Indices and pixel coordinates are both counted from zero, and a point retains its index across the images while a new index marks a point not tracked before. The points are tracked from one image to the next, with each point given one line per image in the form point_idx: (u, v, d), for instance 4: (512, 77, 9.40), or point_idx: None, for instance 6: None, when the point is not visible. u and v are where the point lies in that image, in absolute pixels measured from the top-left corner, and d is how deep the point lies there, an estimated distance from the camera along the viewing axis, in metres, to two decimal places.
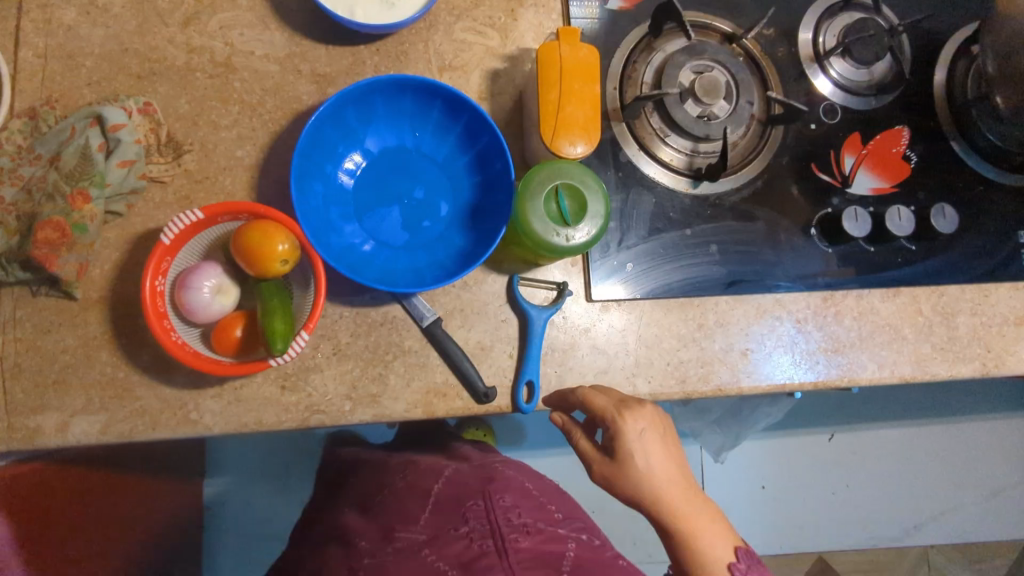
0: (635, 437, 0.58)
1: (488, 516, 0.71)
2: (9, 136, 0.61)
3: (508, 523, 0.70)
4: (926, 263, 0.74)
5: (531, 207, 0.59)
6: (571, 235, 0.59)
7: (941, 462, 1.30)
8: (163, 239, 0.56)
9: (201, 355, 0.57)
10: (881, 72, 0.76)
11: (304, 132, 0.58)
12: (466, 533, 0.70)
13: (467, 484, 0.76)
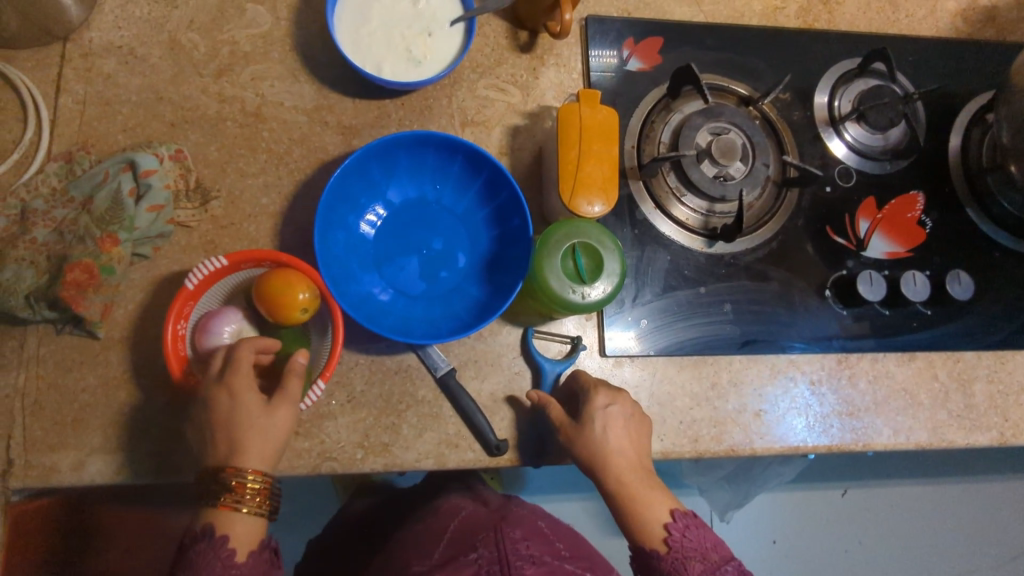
0: (599, 409, 0.61)
1: (499, 543, 0.69)
2: (45, 179, 0.62)
3: (517, 551, 0.68)
4: (942, 328, 0.74)
5: (548, 265, 0.60)
6: (587, 293, 0.60)
7: (954, 524, 1.27)
8: (187, 285, 0.57)
9: None
10: (897, 137, 0.76)
11: (329, 184, 0.60)
12: (477, 555, 0.68)
13: (477, 524, 0.74)
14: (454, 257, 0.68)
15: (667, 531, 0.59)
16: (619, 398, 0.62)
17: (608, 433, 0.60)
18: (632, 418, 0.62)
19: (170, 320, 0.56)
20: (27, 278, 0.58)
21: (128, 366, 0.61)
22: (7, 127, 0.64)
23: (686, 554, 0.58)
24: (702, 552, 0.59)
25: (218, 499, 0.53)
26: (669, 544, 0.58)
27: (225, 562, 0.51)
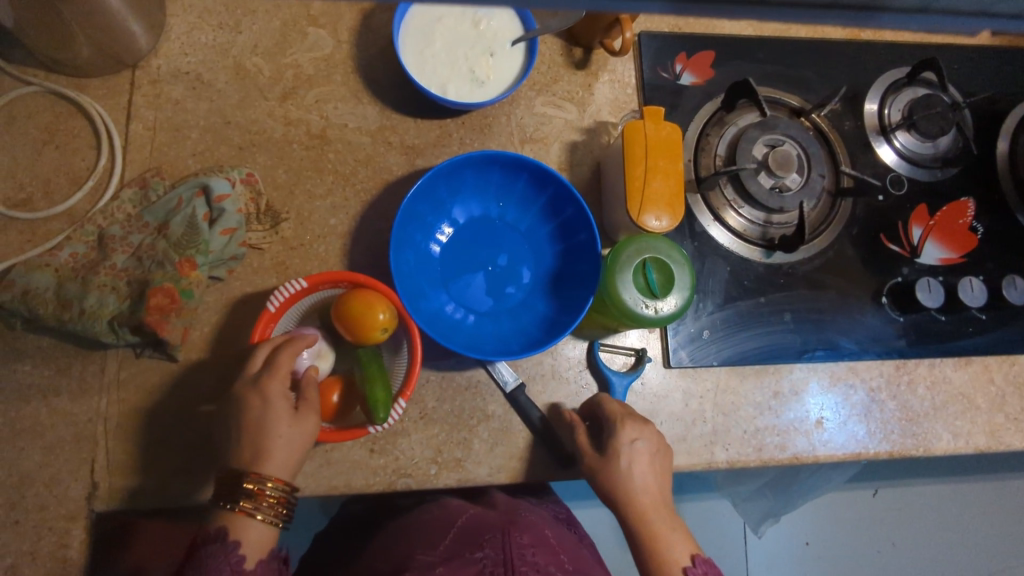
0: (626, 444, 0.60)
1: (505, 545, 0.63)
2: (120, 205, 0.63)
3: (523, 556, 0.61)
4: (997, 333, 0.75)
5: (620, 280, 0.61)
6: (659, 307, 0.61)
7: (987, 524, 1.27)
8: (268, 307, 0.59)
9: None
10: (946, 144, 0.78)
11: (405, 205, 0.61)
12: (482, 556, 0.61)
13: (487, 523, 0.67)
14: (519, 272, 0.70)
15: (685, 574, 0.57)
16: (646, 433, 0.61)
17: (633, 469, 0.60)
18: (655, 456, 0.61)
19: (255, 343, 0.58)
20: (111, 304, 0.59)
21: (206, 387, 0.62)
22: (81, 154, 0.65)
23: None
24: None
25: (234, 503, 0.51)
26: None
27: (234, 567, 0.49)
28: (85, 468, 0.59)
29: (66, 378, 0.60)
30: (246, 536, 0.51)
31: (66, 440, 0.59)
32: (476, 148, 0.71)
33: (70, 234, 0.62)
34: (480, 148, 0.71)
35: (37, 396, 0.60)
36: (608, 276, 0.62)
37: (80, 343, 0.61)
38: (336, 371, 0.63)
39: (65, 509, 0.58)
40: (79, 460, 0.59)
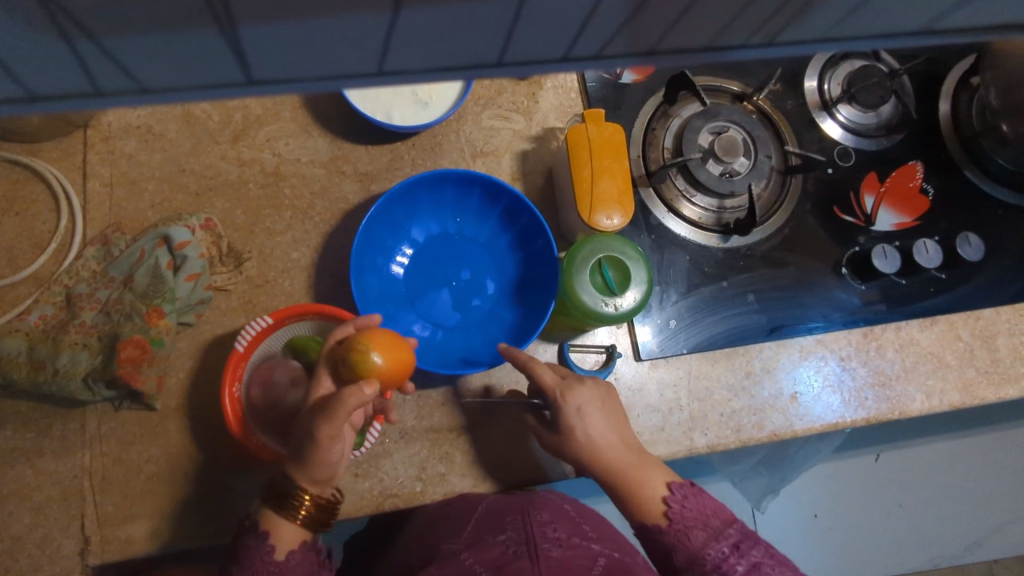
0: (575, 413, 0.61)
1: (525, 525, 0.63)
2: (85, 263, 0.65)
3: (545, 533, 0.62)
4: (958, 290, 0.76)
5: (578, 282, 0.63)
6: (619, 303, 0.63)
7: (997, 476, 1.24)
8: (237, 348, 0.60)
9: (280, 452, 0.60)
10: (888, 113, 0.80)
11: (361, 231, 0.63)
12: (504, 539, 0.61)
13: (509, 504, 0.66)
14: (484, 284, 0.71)
15: (666, 504, 0.61)
16: (584, 392, 0.61)
17: (590, 431, 0.61)
18: (604, 412, 0.62)
19: (225, 384, 0.59)
20: (84, 361, 0.60)
21: (188, 432, 0.63)
22: (42, 218, 0.66)
23: (689, 523, 0.60)
24: (702, 518, 0.60)
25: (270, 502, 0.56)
26: (670, 516, 0.60)
27: (267, 559, 0.54)
28: (76, 524, 0.60)
29: (48, 439, 0.61)
30: (281, 537, 0.55)
31: (54, 499, 0.60)
32: (428, 168, 0.72)
33: (38, 296, 0.63)
34: (432, 167, 0.72)
35: (22, 459, 0.61)
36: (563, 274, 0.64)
37: (59, 403, 0.62)
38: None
39: (60, 567, 0.59)
40: (69, 518, 0.60)
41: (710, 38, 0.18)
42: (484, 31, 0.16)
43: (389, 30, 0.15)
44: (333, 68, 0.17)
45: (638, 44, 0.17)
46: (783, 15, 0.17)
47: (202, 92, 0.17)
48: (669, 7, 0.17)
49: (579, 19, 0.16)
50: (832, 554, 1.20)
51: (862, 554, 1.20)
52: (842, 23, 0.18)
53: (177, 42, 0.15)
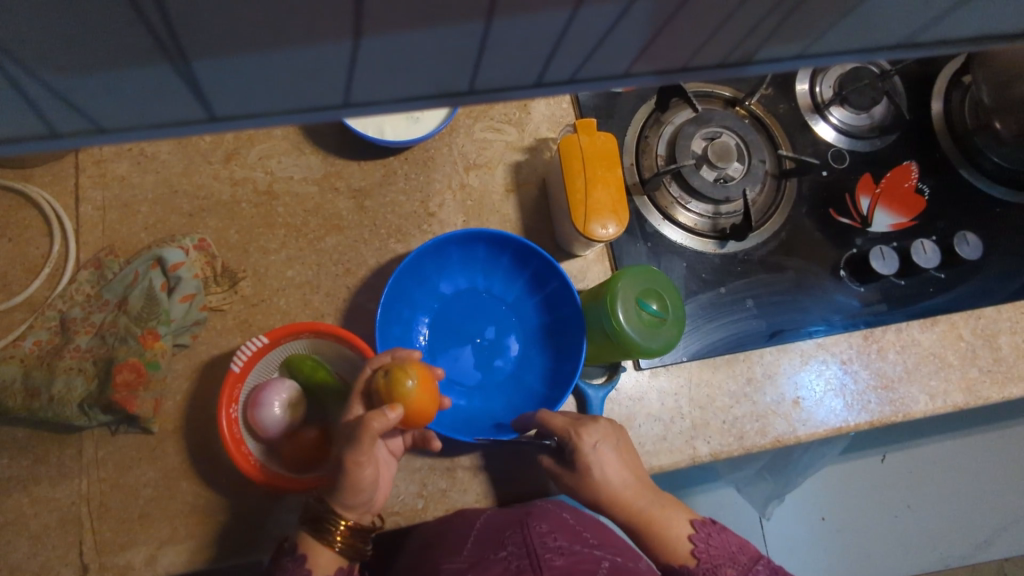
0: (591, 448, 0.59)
1: (525, 536, 0.60)
2: (79, 287, 0.64)
3: (545, 543, 0.59)
4: (958, 289, 0.76)
5: (625, 319, 0.61)
6: (667, 332, 0.62)
7: (1005, 474, 1.22)
8: (232, 368, 0.59)
9: (280, 474, 0.59)
10: (880, 114, 0.80)
11: (390, 286, 0.64)
12: (506, 554, 0.58)
13: (507, 514, 0.64)
14: (509, 344, 0.71)
15: (692, 542, 0.60)
16: (597, 428, 0.60)
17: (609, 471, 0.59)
18: (621, 451, 0.60)
19: (222, 405, 0.58)
20: (79, 386, 0.60)
21: (186, 454, 0.62)
22: (35, 243, 0.66)
23: (717, 562, 0.59)
24: (728, 555, 0.59)
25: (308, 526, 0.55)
26: (697, 556, 0.59)
27: None
28: (74, 552, 0.59)
29: (45, 465, 0.60)
30: (316, 560, 0.55)
31: (51, 526, 0.59)
32: (422, 182, 0.72)
33: (32, 322, 0.63)
34: (425, 181, 0.72)
35: (18, 487, 0.59)
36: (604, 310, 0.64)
37: (55, 429, 0.61)
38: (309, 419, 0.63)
39: None
40: (67, 545, 0.59)
41: (625, 69, 0.20)
42: (422, 70, 0.19)
43: (345, 62, 0.18)
44: (291, 105, 0.19)
45: (563, 74, 0.20)
46: (684, 50, 0.20)
47: (168, 128, 0.19)
48: (593, 34, 0.19)
49: (504, 57, 0.19)
50: (840, 557, 1.18)
51: (871, 558, 1.18)
52: (742, 53, 0.21)
53: (149, 87, 0.18)
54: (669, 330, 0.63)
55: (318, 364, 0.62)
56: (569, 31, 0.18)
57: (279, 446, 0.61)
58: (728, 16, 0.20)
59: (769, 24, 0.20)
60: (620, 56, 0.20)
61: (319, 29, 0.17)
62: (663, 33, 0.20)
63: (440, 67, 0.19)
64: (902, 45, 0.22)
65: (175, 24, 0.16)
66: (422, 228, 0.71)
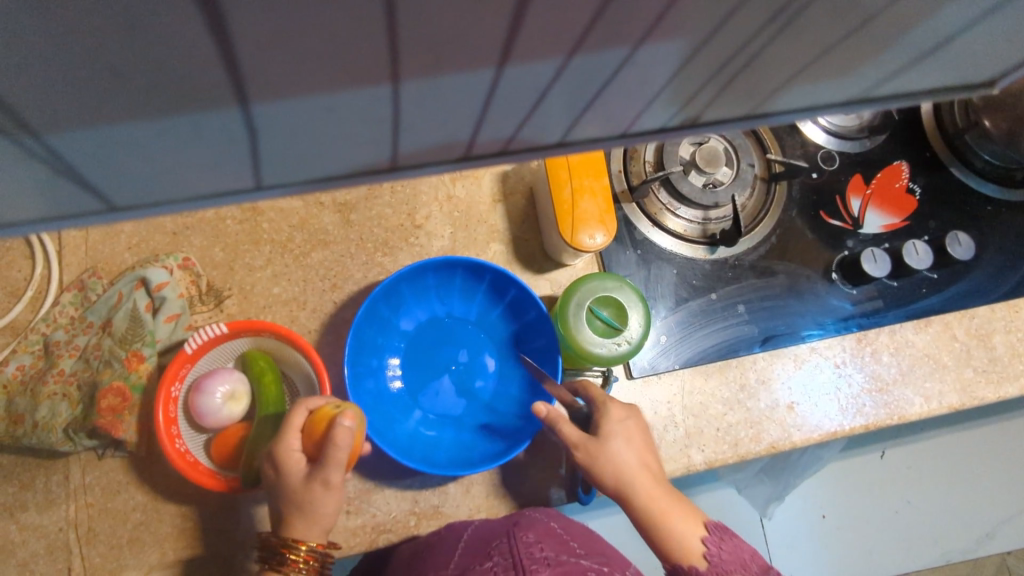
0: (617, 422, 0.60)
1: (512, 546, 0.57)
2: (62, 310, 0.63)
3: (532, 553, 0.56)
4: (951, 289, 0.76)
5: (584, 340, 0.63)
6: (629, 335, 0.64)
7: (1008, 467, 1.21)
8: (186, 348, 0.60)
9: (199, 464, 0.58)
10: (870, 113, 0.79)
11: (360, 315, 0.63)
12: (492, 566, 0.56)
13: (493, 527, 0.60)
14: (484, 361, 0.71)
15: (705, 544, 0.56)
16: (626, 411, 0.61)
17: (625, 448, 0.58)
18: (633, 438, 0.59)
19: (165, 380, 0.58)
20: (63, 412, 0.59)
21: (175, 477, 0.61)
22: (16, 266, 0.65)
23: (728, 567, 0.55)
24: (740, 563, 0.55)
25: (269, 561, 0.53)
26: (708, 559, 0.55)
27: None
28: None
29: (30, 492, 0.59)
30: None
31: (39, 554, 0.58)
32: (408, 193, 0.71)
33: (15, 346, 0.62)
34: (411, 193, 0.71)
35: (5, 515, 0.59)
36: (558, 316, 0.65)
37: (41, 455, 0.60)
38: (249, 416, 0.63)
39: None
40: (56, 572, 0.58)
41: (561, 136, 0.22)
42: (342, 144, 0.20)
43: (241, 128, 0.18)
44: (196, 184, 0.20)
45: (494, 137, 0.21)
46: (617, 122, 0.22)
47: (73, 217, 0.21)
48: (523, 102, 0.20)
49: (426, 127, 0.20)
50: (840, 555, 1.17)
51: (872, 554, 1.17)
52: (684, 119, 0.22)
53: (36, 180, 0.19)
54: (630, 331, 0.64)
55: (270, 367, 0.61)
56: (495, 90, 0.19)
57: (213, 439, 0.61)
58: (656, 91, 0.21)
59: (705, 97, 0.22)
60: (552, 127, 0.21)
61: (198, 100, 0.17)
62: (595, 102, 0.21)
63: (362, 141, 0.20)
64: (862, 98, 0.24)
65: (27, 116, 0.17)
66: (409, 241, 0.71)
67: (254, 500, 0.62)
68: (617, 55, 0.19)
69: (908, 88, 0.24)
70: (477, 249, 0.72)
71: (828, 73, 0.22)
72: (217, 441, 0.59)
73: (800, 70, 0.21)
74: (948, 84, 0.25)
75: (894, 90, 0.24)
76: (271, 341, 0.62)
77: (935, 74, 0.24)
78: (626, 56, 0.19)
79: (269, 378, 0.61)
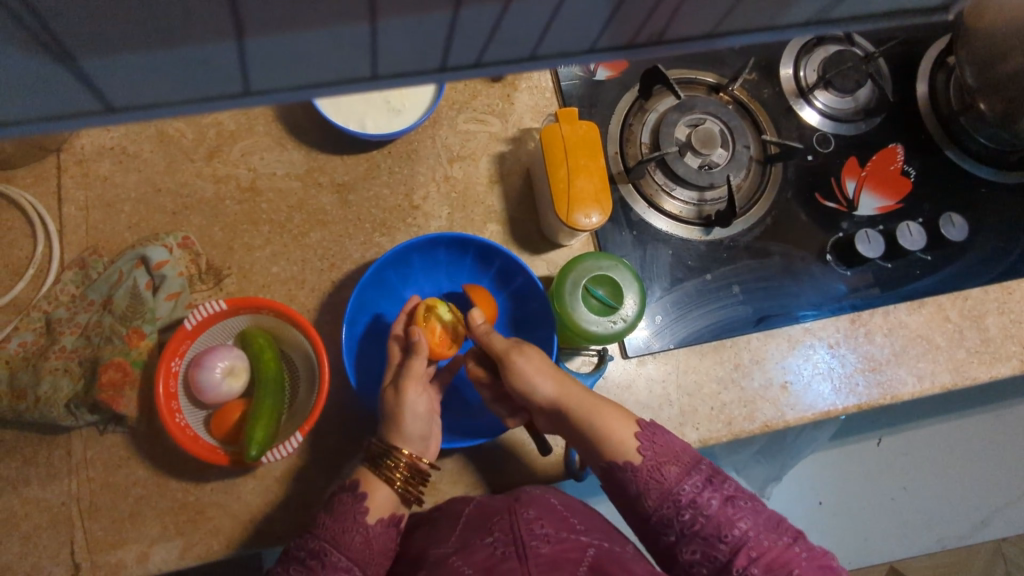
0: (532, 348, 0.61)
1: (512, 523, 0.56)
2: (64, 288, 0.64)
3: (532, 530, 0.55)
4: (943, 270, 0.76)
5: (578, 317, 0.64)
6: (625, 313, 0.64)
7: (1003, 453, 1.21)
8: (185, 325, 0.60)
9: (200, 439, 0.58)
10: (865, 97, 0.80)
11: (364, 281, 0.64)
12: (492, 541, 0.55)
13: (494, 504, 0.60)
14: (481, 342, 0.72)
15: (637, 441, 0.59)
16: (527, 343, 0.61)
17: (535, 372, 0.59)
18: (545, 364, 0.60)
19: (166, 356, 0.59)
20: (65, 387, 0.60)
21: (176, 453, 0.62)
22: (18, 245, 0.66)
23: (660, 459, 0.58)
24: (672, 454, 0.59)
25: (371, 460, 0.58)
26: (641, 454, 0.58)
27: (357, 515, 0.54)
28: (66, 551, 0.59)
29: (34, 466, 0.60)
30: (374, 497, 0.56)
31: (43, 526, 0.59)
32: (406, 175, 0.72)
33: (17, 324, 0.62)
34: (409, 174, 0.72)
35: (8, 489, 0.59)
36: (554, 293, 0.66)
37: (43, 430, 0.61)
38: (248, 393, 0.63)
39: None
40: (59, 544, 0.59)
41: (531, 51, 0.20)
42: (320, 64, 0.19)
43: (237, 56, 0.18)
44: (196, 100, 0.19)
45: (466, 58, 0.19)
46: (584, 35, 0.20)
47: (64, 128, 0.19)
48: (481, 27, 0.18)
49: (403, 45, 0.18)
50: (837, 541, 1.17)
51: (869, 540, 1.18)
52: (650, 36, 0.20)
53: (26, 71, 0.17)
54: (624, 308, 0.64)
55: (268, 343, 0.62)
56: (456, 27, 0.18)
57: (213, 415, 0.62)
58: (613, 6, 0.19)
59: (666, 7, 0.19)
60: (521, 41, 0.19)
61: (200, 28, 0.17)
62: (560, 15, 0.19)
63: (342, 49, 0.18)
64: (818, 22, 0.21)
65: (53, 26, 0.16)
66: (407, 221, 0.71)
67: (254, 475, 0.63)
68: None
69: (867, 10, 0.22)
70: (474, 229, 0.72)
71: None
72: (218, 417, 0.60)
73: (737, 2, 0.20)
74: (905, 8, 0.22)
75: (849, 15, 0.21)
76: (269, 318, 0.63)
77: None
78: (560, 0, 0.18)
79: (269, 356, 0.61)
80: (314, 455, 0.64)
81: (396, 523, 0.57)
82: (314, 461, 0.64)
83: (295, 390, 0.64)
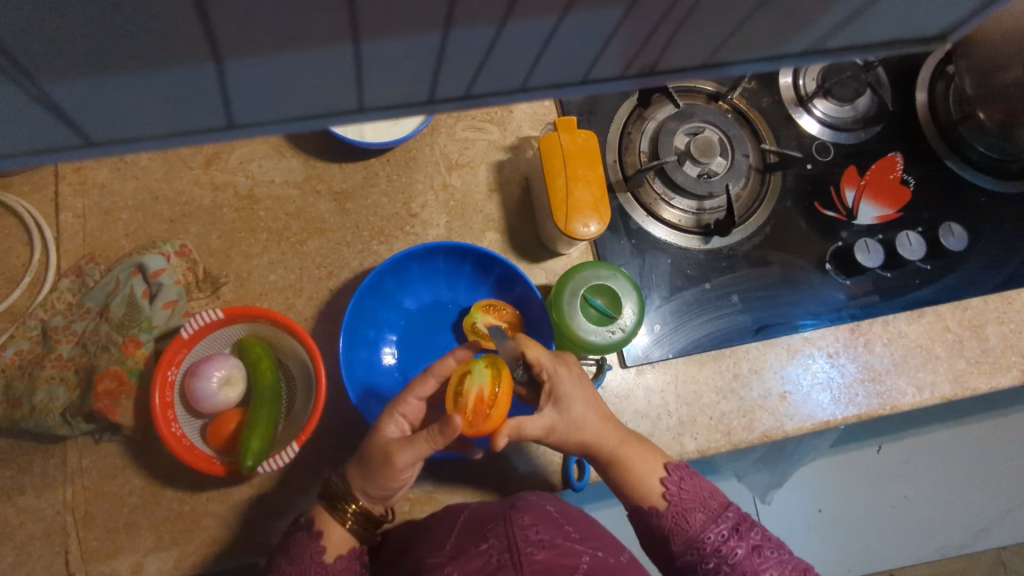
0: (569, 383, 0.58)
1: (507, 529, 0.56)
2: (60, 296, 0.64)
3: (526, 535, 0.55)
4: (943, 280, 0.76)
5: (577, 327, 0.64)
6: (623, 323, 0.64)
7: (1004, 462, 1.21)
8: (182, 334, 0.60)
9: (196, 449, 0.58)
10: (865, 106, 0.80)
11: (363, 288, 0.64)
12: (487, 548, 0.55)
13: (490, 510, 0.59)
14: None
15: (664, 486, 0.60)
16: (574, 366, 0.59)
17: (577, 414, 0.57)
18: (585, 396, 0.59)
19: (163, 365, 0.59)
20: (61, 396, 0.60)
21: (172, 462, 0.62)
22: (15, 253, 0.65)
23: (687, 506, 0.59)
24: (701, 500, 0.60)
25: (325, 500, 0.57)
26: (668, 499, 0.59)
27: (315, 557, 0.54)
28: (60, 561, 0.58)
29: (29, 475, 0.60)
30: (331, 537, 0.56)
31: (37, 536, 0.59)
32: (404, 182, 0.72)
33: (13, 332, 0.62)
34: (408, 182, 0.72)
35: (2, 499, 0.59)
36: (552, 303, 0.66)
37: (38, 439, 0.60)
38: (243, 403, 0.63)
39: None
40: (53, 554, 0.58)
41: (522, 82, 0.19)
42: (304, 88, 0.18)
43: (215, 86, 0.17)
44: (180, 122, 0.18)
45: (456, 89, 0.19)
46: (576, 66, 0.19)
47: (51, 150, 0.18)
48: (472, 55, 0.18)
49: (388, 72, 0.18)
50: (836, 549, 1.17)
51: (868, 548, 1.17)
52: (641, 67, 0.20)
53: (8, 96, 0.16)
54: (623, 318, 0.64)
55: (265, 352, 0.61)
56: (445, 54, 0.18)
57: (209, 424, 0.61)
58: (607, 37, 0.19)
59: (660, 36, 0.19)
60: (511, 70, 0.19)
61: (178, 55, 0.16)
62: (550, 46, 0.18)
63: (325, 80, 0.18)
64: (815, 51, 0.21)
65: (27, 60, 0.16)
66: (405, 229, 0.71)
67: (251, 484, 0.62)
68: (545, 25, 0.18)
69: (863, 39, 0.21)
70: (473, 237, 0.72)
71: (782, 22, 0.20)
72: (214, 427, 0.60)
73: (735, 31, 0.20)
74: (903, 35, 0.22)
75: (846, 43, 0.21)
76: (266, 327, 0.63)
77: (895, 20, 0.21)
78: (554, 26, 0.18)
79: (265, 365, 0.61)
80: (311, 463, 0.64)
81: (359, 555, 0.58)
82: (310, 471, 0.64)
83: (292, 399, 0.64)
